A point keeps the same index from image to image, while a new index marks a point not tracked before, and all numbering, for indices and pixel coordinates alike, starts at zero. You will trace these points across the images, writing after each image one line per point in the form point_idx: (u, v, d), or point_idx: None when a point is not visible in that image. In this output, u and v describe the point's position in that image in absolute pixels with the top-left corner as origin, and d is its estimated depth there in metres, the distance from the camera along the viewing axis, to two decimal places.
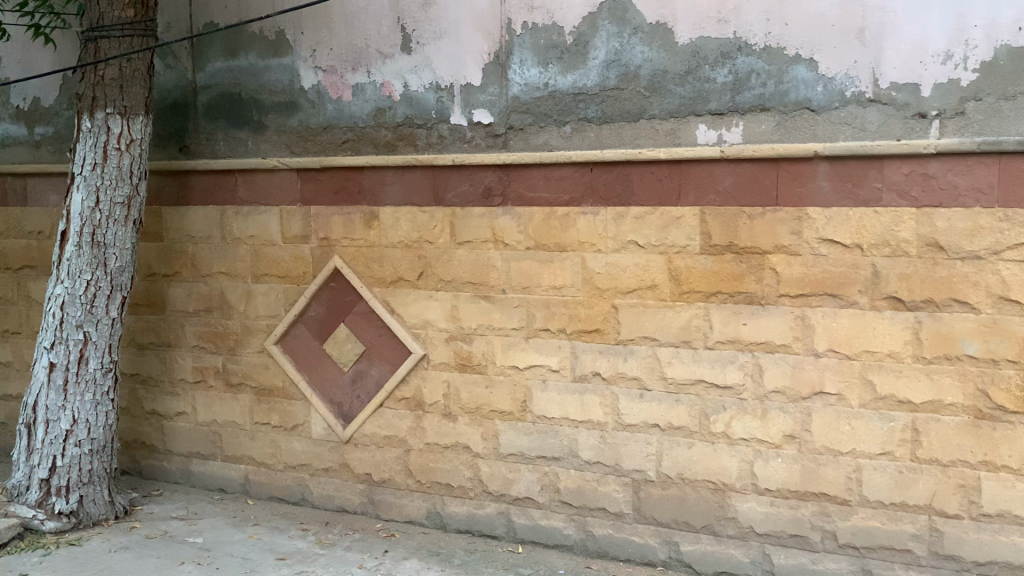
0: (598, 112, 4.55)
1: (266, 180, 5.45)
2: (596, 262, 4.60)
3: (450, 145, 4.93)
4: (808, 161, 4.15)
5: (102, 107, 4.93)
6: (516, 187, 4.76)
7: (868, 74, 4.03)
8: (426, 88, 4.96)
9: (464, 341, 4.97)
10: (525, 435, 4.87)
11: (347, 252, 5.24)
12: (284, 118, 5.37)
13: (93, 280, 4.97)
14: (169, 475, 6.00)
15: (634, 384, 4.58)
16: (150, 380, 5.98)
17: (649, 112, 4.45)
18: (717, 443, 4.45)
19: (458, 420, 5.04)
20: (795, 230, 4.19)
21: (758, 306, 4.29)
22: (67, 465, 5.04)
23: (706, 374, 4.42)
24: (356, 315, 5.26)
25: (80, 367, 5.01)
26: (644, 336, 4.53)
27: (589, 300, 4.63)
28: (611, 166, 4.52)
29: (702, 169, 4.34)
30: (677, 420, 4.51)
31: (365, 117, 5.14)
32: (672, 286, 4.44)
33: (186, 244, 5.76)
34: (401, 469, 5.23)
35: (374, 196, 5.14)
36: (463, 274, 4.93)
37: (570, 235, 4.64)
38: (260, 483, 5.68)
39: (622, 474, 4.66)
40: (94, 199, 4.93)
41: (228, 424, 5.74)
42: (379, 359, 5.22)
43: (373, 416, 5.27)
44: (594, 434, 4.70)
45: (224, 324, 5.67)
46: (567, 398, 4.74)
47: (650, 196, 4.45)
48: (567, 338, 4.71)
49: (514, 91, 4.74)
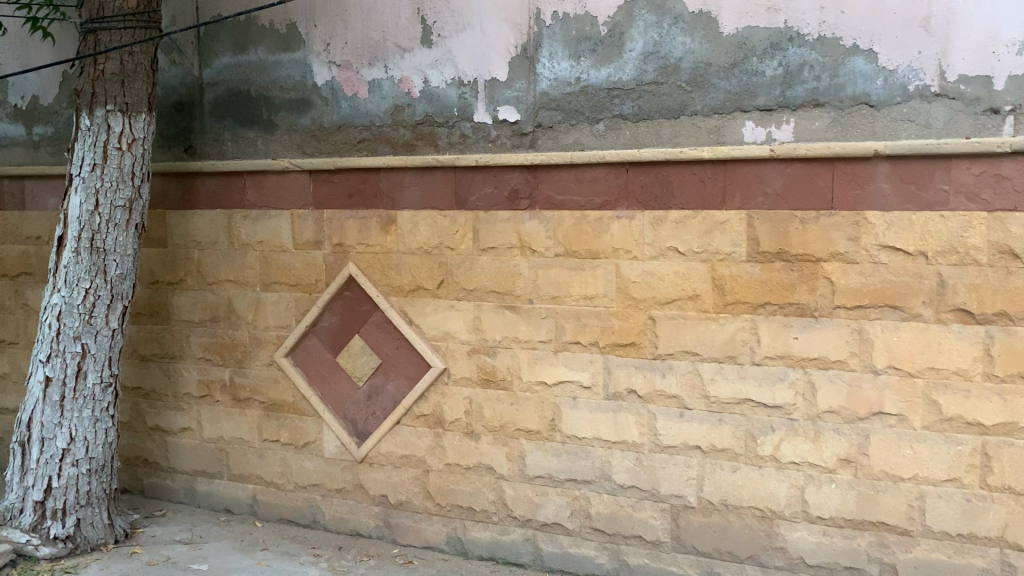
0: (634, 108, 4.22)
1: (277, 182, 5.13)
2: (631, 271, 4.26)
3: (473, 144, 4.60)
4: (867, 161, 3.81)
5: (101, 104, 4.61)
6: (544, 190, 4.43)
7: (934, 66, 3.69)
8: (448, 83, 4.63)
9: (488, 355, 4.63)
10: (553, 455, 4.53)
11: (362, 260, 4.92)
12: (296, 116, 5.05)
13: (92, 289, 4.65)
14: (172, 494, 5.68)
15: (673, 403, 4.24)
16: (154, 394, 5.67)
17: (691, 108, 4.11)
18: (764, 466, 4.10)
19: (480, 439, 4.70)
20: (851, 235, 3.85)
21: (811, 319, 3.95)
22: (64, 487, 4.72)
23: (752, 393, 4.08)
24: (372, 326, 4.93)
25: (78, 382, 4.69)
26: (685, 351, 4.18)
27: (623, 311, 4.29)
28: (649, 166, 4.19)
29: (749, 170, 4.00)
30: (721, 441, 4.16)
31: (381, 115, 4.82)
32: (715, 296, 4.10)
33: (192, 250, 5.44)
34: (420, 491, 4.90)
35: (391, 199, 4.82)
36: (487, 283, 4.59)
37: (603, 242, 4.31)
38: (269, 503, 5.36)
39: (659, 500, 4.32)
40: (93, 202, 4.61)
41: (235, 441, 5.42)
42: (396, 373, 4.89)
43: (390, 434, 4.94)
44: (629, 456, 4.36)
45: (231, 335, 5.35)
46: (600, 417, 4.40)
47: (691, 199, 4.11)
48: (599, 352, 4.37)
49: (543, 86, 4.41)
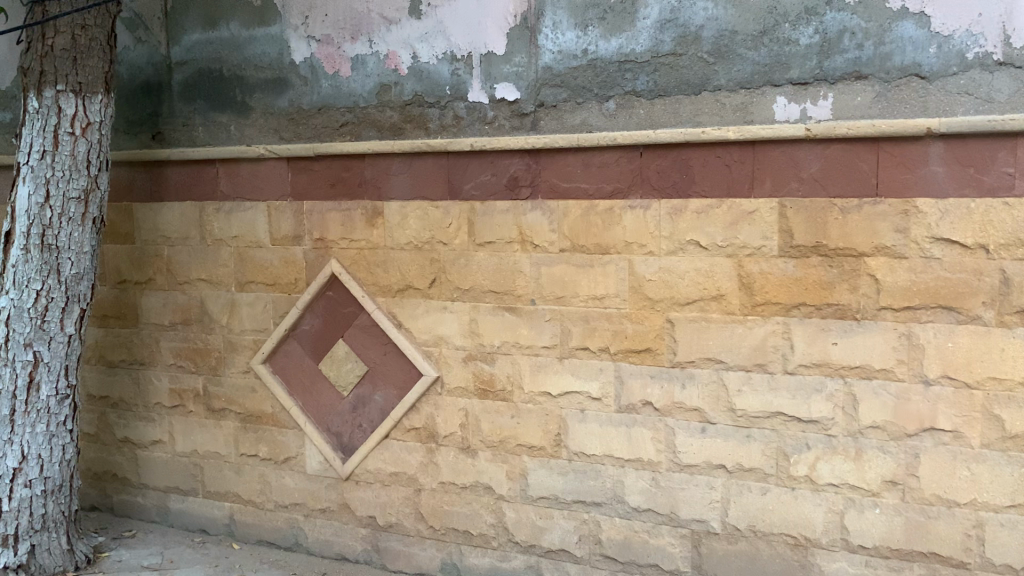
0: (650, 83, 3.72)
1: (252, 170, 4.65)
2: (646, 267, 3.77)
3: (468, 126, 4.10)
4: (918, 141, 3.32)
5: (51, 83, 4.11)
6: (548, 176, 3.94)
7: (997, 30, 3.18)
8: (439, 59, 4.13)
9: (485, 362, 4.15)
10: (558, 475, 4.05)
11: (346, 256, 4.44)
12: (272, 98, 4.56)
13: (44, 290, 4.17)
14: (143, 512, 5.21)
15: (694, 417, 3.76)
16: (123, 404, 5.19)
17: (714, 83, 3.61)
18: (798, 488, 3.62)
19: (477, 456, 4.23)
20: (900, 227, 3.36)
21: (851, 322, 3.47)
22: (15, 510, 4.25)
23: (785, 407, 3.60)
24: (357, 330, 4.45)
25: (29, 394, 4.21)
26: (707, 358, 3.70)
27: (637, 314, 3.81)
28: (666, 149, 3.70)
29: (781, 152, 3.52)
30: (748, 460, 3.69)
31: (366, 95, 4.32)
32: (742, 296, 3.62)
33: (161, 246, 4.96)
34: (411, 513, 4.43)
35: (377, 189, 4.33)
36: (484, 282, 4.11)
37: (613, 235, 3.81)
38: (247, 524, 4.89)
39: (679, 525, 3.85)
40: (44, 193, 4.13)
41: (210, 456, 4.95)
42: (384, 382, 4.41)
43: (378, 449, 4.46)
44: (644, 476, 3.88)
45: (204, 340, 4.87)
46: (611, 432, 3.92)
47: (715, 186, 3.62)
48: (610, 359, 3.88)
49: (546, 60, 3.91)
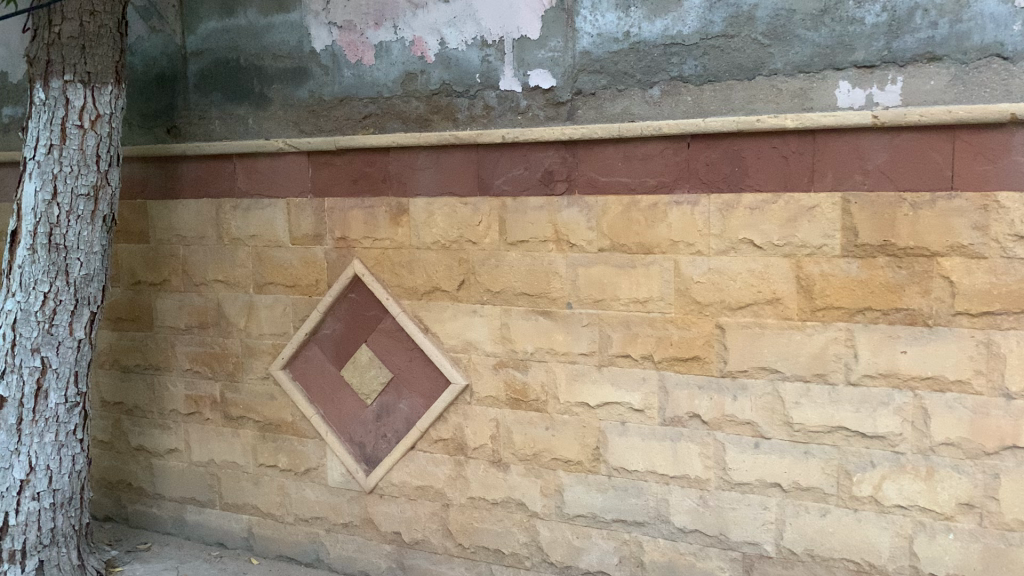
0: (698, 68, 3.41)
1: (271, 165, 4.40)
2: (693, 268, 3.46)
3: (500, 117, 3.82)
4: (999, 129, 2.99)
5: (58, 73, 3.88)
6: (586, 170, 3.65)
7: None
8: (468, 45, 3.85)
9: (518, 369, 3.87)
10: (597, 491, 3.77)
11: (370, 256, 4.17)
12: (291, 88, 4.30)
13: (51, 293, 3.94)
14: (158, 524, 4.99)
15: (746, 431, 3.46)
16: (137, 410, 4.97)
17: (769, 67, 3.30)
18: (861, 510, 3.31)
19: (509, 470, 3.95)
20: (979, 224, 3.04)
21: (923, 329, 3.15)
22: (23, 525, 4.01)
23: (847, 421, 3.29)
24: (381, 335, 4.19)
25: (37, 402, 3.98)
26: (761, 367, 3.40)
27: (684, 319, 3.51)
28: (716, 139, 3.39)
29: (845, 142, 3.20)
30: (806, 478, 3.38)
31: (390, 84, 4.06)
32: (801, 300, 3.31)
33: (176, 246, 4.72)
34: (438, 529, 4.16)
35: (402, 184, 4.07)
36: (517, 284, 3.83)
37: (657, 233, 3.52)
38: (266, 538, 4.65)
39: (729, 548, 3.55)
40: (51, 190, 3.90)
41: (228, 466, 4.71)
42: (409, 390, 4.15)
43: (403, 461, 4.20)
44: (691, 494, 3.59)
45: (221, 344, 4.63)
46: (654, 446, 3.62)
47: (770, 179, 3.32)
48: (654, 367, 3.59)
49: (584, 44, 3.62)
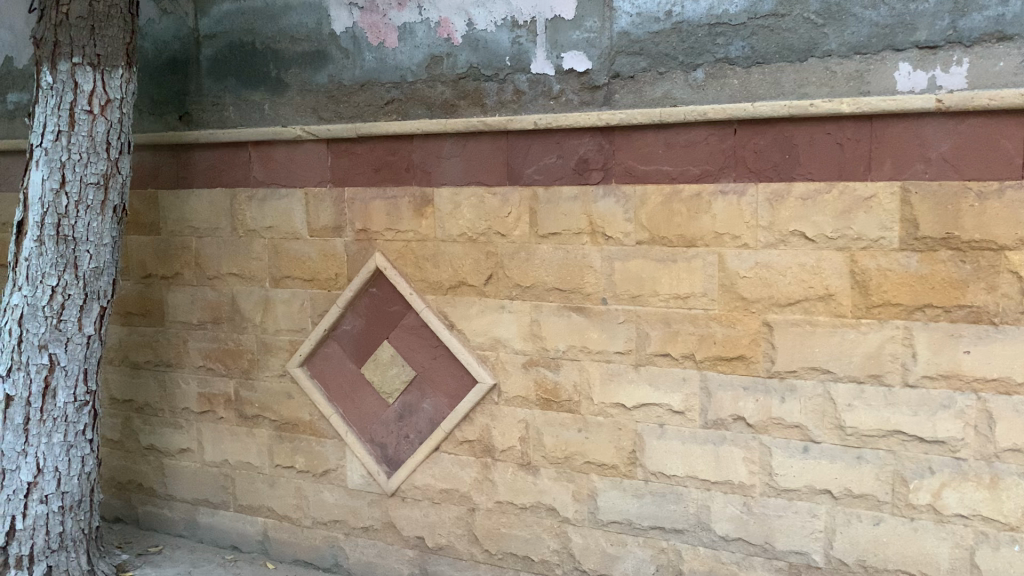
0: (745, 49, 3.21)
1: (288, 154, 4.20)
2: (739, 262, 3.27)
3: (531, 102, 3.62)
4: None
5: (66, 56, 3.69)
6: (624, 157, 3.45)
7: None
8: (498, 26, 3.65)
9: (549, 369, 3.68)
10: (633, 497, 3.58)
11: (392, 248, 3.98)
12: (309, 72, 4.11)
13: (60, 287, 3.76)
14: (170, 526, 4.81)
15: (795, 435, 3.26)
16: (148, 409, 4.79)
17: (823, 48, 3.10)
18: (918, 520, 3.12)
19: (539, 474, 3.76)
20: None
21: (988, 327, 2.95)
22: (30, 529, 3.84)
23: (905, 425, 3.09)
24: (404, 331, 4.00)
25: (45, 401, 3.80)
26: (811, 367, 3.20)
27: (728, 316, 3.31)
28: (766, 125, 3.19)
29: (905, 128, 3.00)
30: (858, 486, 3.19)
31: (414, 68, 3.86)
32: (855, 296, 3.11)
33: (189, 238, 4.54)
34: (463, 535, 3.97)
35: (427, 173, 3.87)
36: (548, 278, 3.64)
37: (700, 225, 3.32)
38: (282, 541, 4.47)
39: (774, 558, 3.36)
40: (59, 178, 3.71)
41: (242, 466, 4.53)
42: (434, 389, 3.96)
43: (426, 464, 4.01)
44: (734, 501, 3.40)
45: (236, 340, 4.45)
46: (695, 450, 3.43)
47: (824, 168, 3.12)
48: (695, 367, 3.39)
49: (622, 24, 3.42)
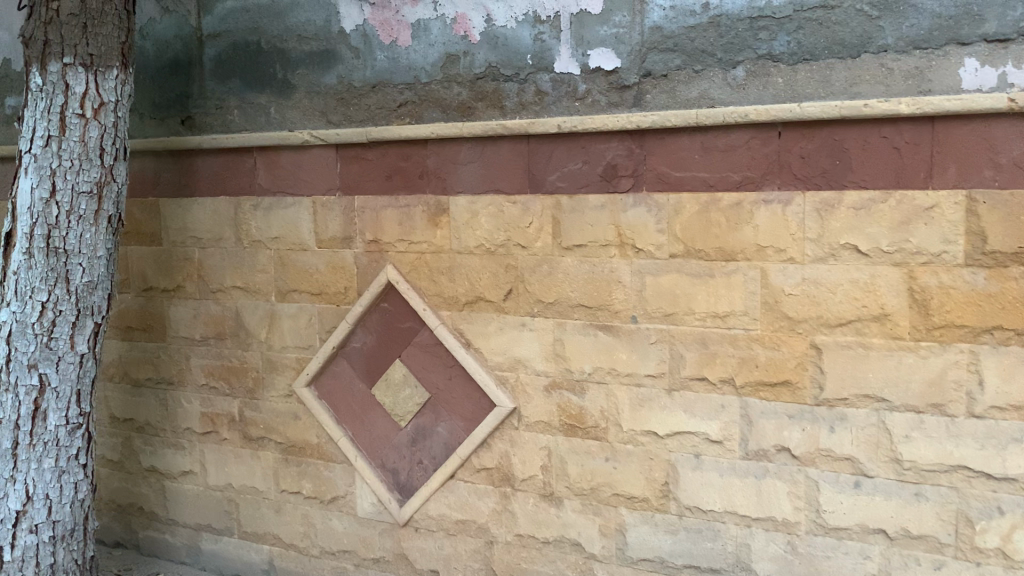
0: (791, 45, 2.92)
1: (295, 159, 3.95)
2: (784, 279, 2.98)
3: (554, 103, 3.35)
4: None
5: (56, 55, 3.46)
6: (656, 163, 3.17)
7: None
8: (518, 21, 3.38)
9: (574, 392, 3.40)
10: (665, 533, 3.29)
11: (405, 261, 3.72)
12: (317, 73, 3.85)
13: (50, 302, 3.52)
14: (172, 552, 4.56)
15: (846, 469, 2.96)
16: (149, 428, 4.55)
17: (877, 43, 2.80)
18: (985, 565, 2.81)
19: (563, 506, 3.48)
20: None
21: None
22: (19, 561, 3.59)
23: (970, 460, 2.78)
24: (417, 349, 3.73)
25: (34, 424, 3.56)
26: (864, 394, 2.90)
27: (772, 337, 3.02)
28: (814, 128, 2.90)
29: (971, 130, 2.70)
30: (917, 526, 2.88)
31: (429, 67, 3.59)
32: (914, 317, 2.81)
33: (191, 249, 4.29)
34: (481, 569, 3.69)
35: (442, 180, 3.60)
36: (573, 294, 3.35)
37: (740, 238, 3.03)
38: (289, 571, 4.21)
39: None
40: (49, 187, 3.47)
41: (247, 491, 4.28)
42: (449, 412, 3.68)
43: (441, 492, 3.74)
44: (777, 539, 3.10)
45: (240, 357, 4.20)
46: (735, 483, 3.14)
47: (880, 175, 2.82)
48: (734, 393, 3.10)
49: (654, 18, 3.14)
